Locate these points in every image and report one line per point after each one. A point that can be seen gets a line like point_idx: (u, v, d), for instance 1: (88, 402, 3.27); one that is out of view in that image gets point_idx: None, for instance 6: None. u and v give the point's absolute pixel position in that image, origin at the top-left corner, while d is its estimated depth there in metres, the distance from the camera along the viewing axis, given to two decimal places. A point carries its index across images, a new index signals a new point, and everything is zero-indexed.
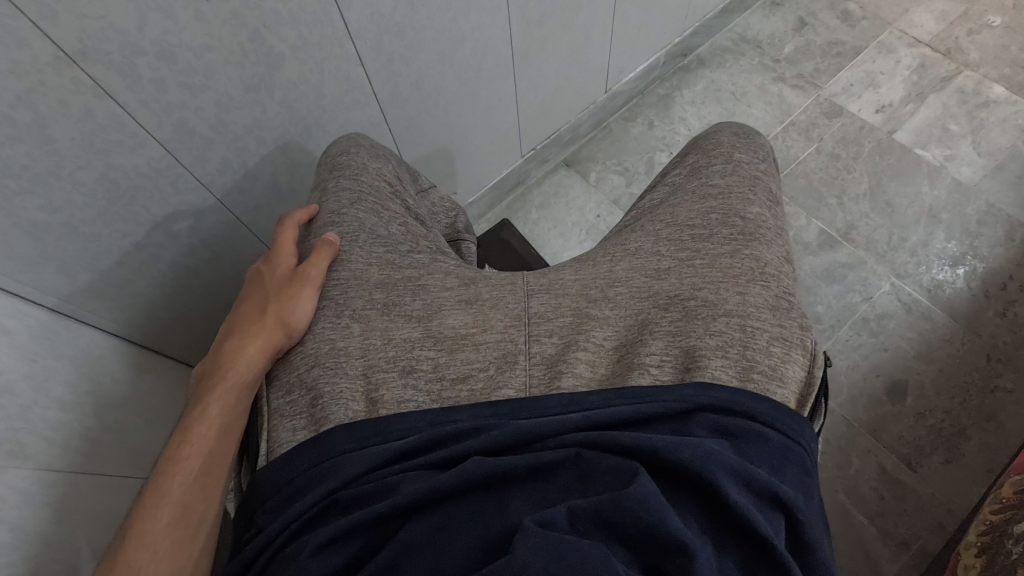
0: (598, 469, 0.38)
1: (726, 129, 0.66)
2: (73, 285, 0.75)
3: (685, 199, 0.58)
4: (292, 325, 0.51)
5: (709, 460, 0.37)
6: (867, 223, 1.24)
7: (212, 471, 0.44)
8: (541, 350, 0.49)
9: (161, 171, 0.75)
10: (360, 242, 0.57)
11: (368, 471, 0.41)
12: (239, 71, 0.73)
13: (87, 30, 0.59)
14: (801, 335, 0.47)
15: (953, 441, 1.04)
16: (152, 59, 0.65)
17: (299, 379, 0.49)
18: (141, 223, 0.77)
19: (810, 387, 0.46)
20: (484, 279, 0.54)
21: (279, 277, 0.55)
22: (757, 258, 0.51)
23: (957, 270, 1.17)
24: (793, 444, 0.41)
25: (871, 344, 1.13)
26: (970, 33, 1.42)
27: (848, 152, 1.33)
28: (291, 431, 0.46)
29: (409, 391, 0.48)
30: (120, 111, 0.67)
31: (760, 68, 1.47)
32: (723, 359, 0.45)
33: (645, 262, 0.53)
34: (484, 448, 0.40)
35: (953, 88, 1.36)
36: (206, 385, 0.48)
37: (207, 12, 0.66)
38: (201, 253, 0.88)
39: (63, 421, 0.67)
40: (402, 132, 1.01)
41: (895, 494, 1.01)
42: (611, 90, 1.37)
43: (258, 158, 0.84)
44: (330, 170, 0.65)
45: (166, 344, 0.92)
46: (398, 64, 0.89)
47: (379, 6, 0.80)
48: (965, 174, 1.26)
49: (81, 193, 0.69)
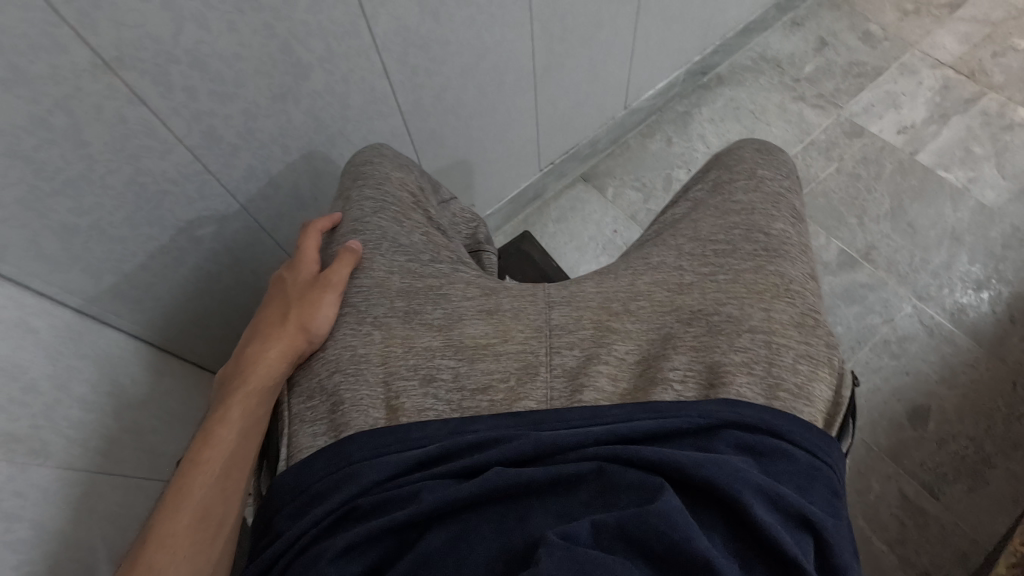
0: (621, 484, 0.37)
1: (748, 145, 0.66)
2: (98, 286, 0.76)
3: (707, 214, 0.58)
4: (313, 330, 0.51)
5: (735, 478, 0.37)
6: (888, 244, 1.23)
7: (232, 474, 0.44)
8: (562, 362, 0.49)
9: (187, 177, 0.76)
10: (381, 250, 0.57)
11: (388, 478, 0.41)
12: (268, 81, 0.75)
13: (125, 38, 0.61)
14: (828, 353, 0.47)
15: (977, 469, 1.01)
16: (186, 67, 0.67)
17: (319, 384, 0.49)
18: (165, 227, 0.79)
19: (838, 407, 0.45)
20: (505, 290, 0.54)
21: (302, 283, 0.55)
22: (782, 275, 0.50)
23: (981, 293, 1.15)
24: (820, 464, 0.41)
25: (892, 366, 1.11)
26: (995, 56, 1.41)
27: (869, 172, 1.32)
28: (311, 436, 0.46)
29: (429, 400, 0.48)
30: (152, 118, 0.68)
31: (780, 87, 1.47)
32: (748, 376, 0.45)
33: (667, 277, 0.52)
34: (506, 459, 0.40)
35: (976, 110, 1.35)
36: (228, 388, 0.49)
37: (240, 23, 0.67)
38: (223, 258, 0.89)
39: (84, 420, 0.67)
40: (423, 143, 1.02)
41: (917, 521, 0.98)
42: (630, 106, 1.38)
43: (282, 166, 0.86)
44: (354, 179, 0.66)
45: (185, 348, 0.93)
46: (421, 77, 0.91)
47: (406, 19, 0.82)
48: (989, 196, 1.25)
49: (109, 196, 0.71)
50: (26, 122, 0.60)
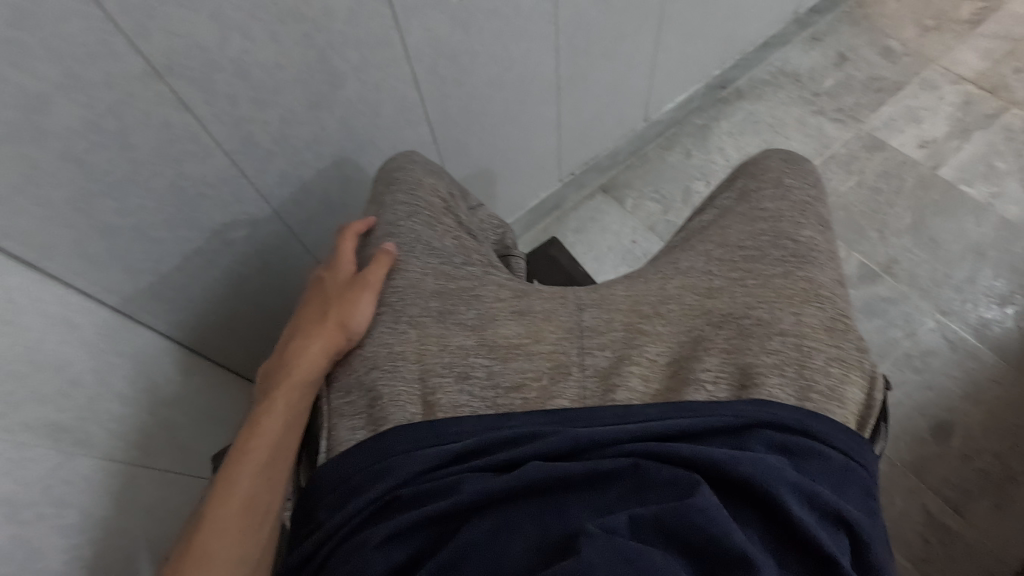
0: (658, 480, 0.38)
1: (774, 155, 0.67)
2: (136, 285, 0.79)
3: (734, 222, 0.59)
4: (351, 328, 0.52)
5: (770, 475, 0.37)
6: (910, 258, 1.22)
7: (277, 464, 0.46)
8: (594, 362, 0.50)
9: (225, 181, 0.79)
10: (416, 252, 0.59)
11: (428, 470, 0.42)
12: (305, 89, 0.77)
13: (175, 46, 0.64)
14: (859, 357, 0.47)
15: (1002, 486, 1.00)
16: (229, 75, 0.69)
17: (358, 380, 0.50)
18: (202, 229, 0.81)
19: (870, 409, 0.46)
20: (536, 292, 0.55)
21: (340, 283, 0.57)
22: (812, 281, 0.51)
23: (1005, 309, 1.14)
24: (854, 465, 0.41)
25: (915, 381, 1.10)
26: (1016, 72, 1.41)
27: (889, 187, 1.32)
28: (351, 430, 0.48)
29: (464, 397, 0.49)
30: (196, 123, 0.71)
31: (799, 101, 1.48)
32: (780, 377, 0.45)
33: (697, 281, 0.53)
34: (543, 453, 0.41)
35: (998, 125, 1.35)
36: (271, 383, 0.50)
37: (281, 33, 0.70)
38: (254, 260, 0.91)
39: (122, 414, 0.69)
40: (449, 152, 1.04)
41: (941, 538, 0.97)
42: (650, 119, 1.40)
43: (314, 172, 0.88)
44: (387, 184, 0.68)
45: (214, 349, 0.95)
46: (450, 87, 0.93)
47: (437, 31, 0.84)
48: (1012, 211, 1.24)
49: (152, 199, 0.73)
50: (79, 126, 0.63)
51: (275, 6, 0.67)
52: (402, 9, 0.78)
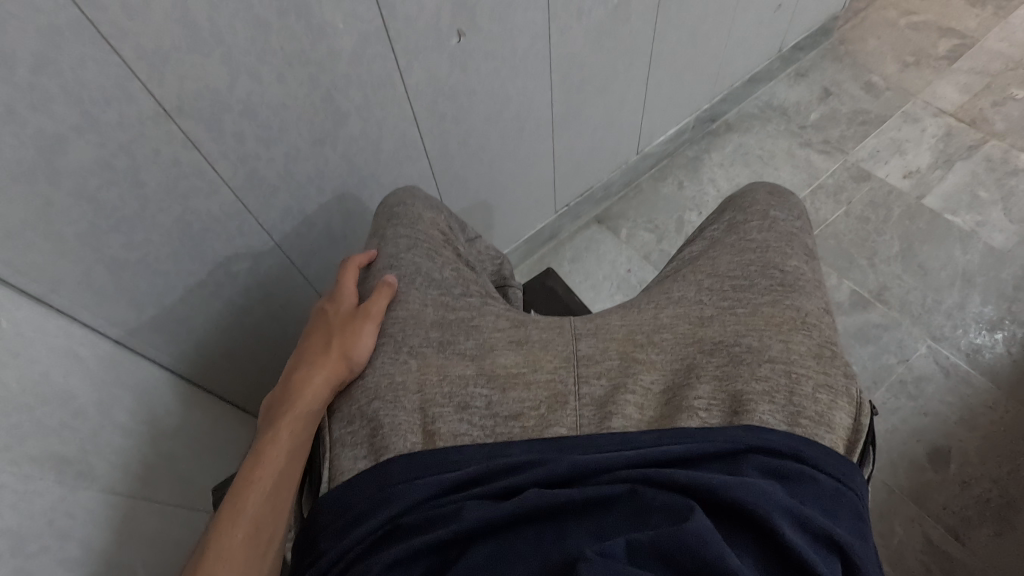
0: (654, 505, 0.39)
1: (760, 188, 0.69)
2: (139, 318, 0.80)
3: (724, 252, 0.61)
4: (353, 358, 0.54)
5: (763, 499, 0.39)
6: (899, 285, 1.25)
7: (281, 493, 0.47)
8: (590, 391, 0.51)
9: (230, 216, 0.81)
10: (416, 284, 0.60)
11: (429, 498, 0.43)
12: (310, 127, 0.80)
13: (186, 89, 0.67)
14: (846, 383, 0.48)
15: (1002, 513, 1.00)
16: (237, 114, 0.72)
17: (360, 410, 0.51)
18: (206, 262, 0.83)
19: (858, 434, 0.47)
20: (533, 322, 0.57)
21: (343, 314, 0.58)
22: (799, 309, 0.53)
23: (995, 334, 1.16)
24: (844, 488, 0.42)
25: (910, 407, 1.11)
26: (994, 105, 1.46)
27: (877, 216, 1.35)
28: (353, 459, 0.48)
29: (464, 426, 0.50)
30: (203, 161, 0.74)
31: (787, 134, 1.53)
32: (770, 404, 0.47)
33: (689, 310, 0.55)
34: (542, 480, 0.42)
35: (980, 156, 1.39)
36: (275, 413, 0.51)
37: (288, 75, 0.73)
38: (255, 292, 0.93)
39: (123, 447, 0.70)
40: (448, 186, 1.07)
41: (943, 567, 0.97)
42: (643, 151, 1.44)
43: (316, 206, 0.91)
44: (388, 219, 0.70)
45: (214, 381, 0.96)
46: (449, 124, 0.97)
47: (436, 71, 0.88)
48: (998, 239, 1.27)
49: (158, 233, 0.75)
50: (92, 164, 0.65)
51: (282, 50, 0.71)
52: (403, 51, 0.82)
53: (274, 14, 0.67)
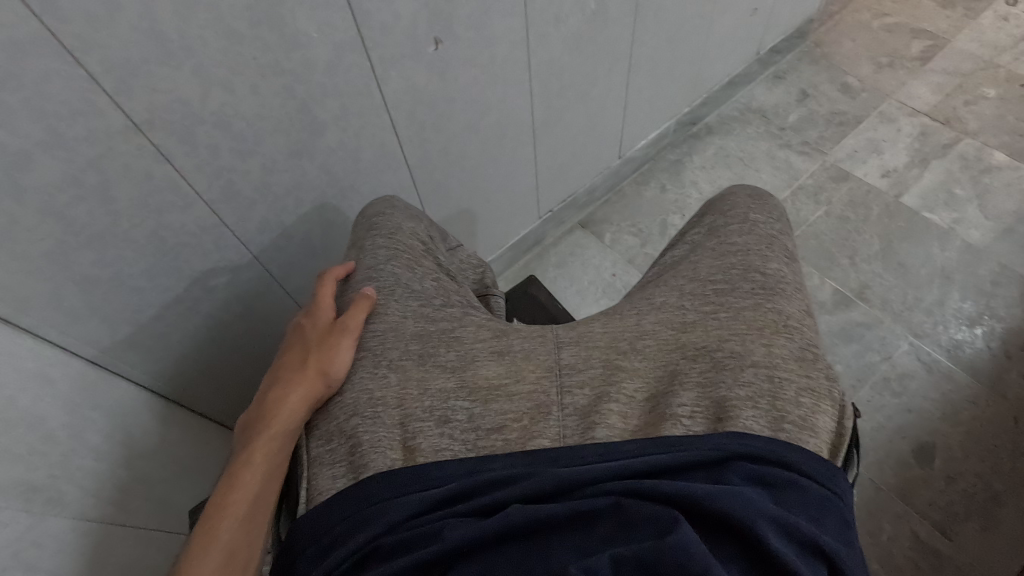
0: (639, 518, 0.38)
1: (740, 191, 0.69)
2: (113, 336, 0.78)
3: (705, 256, 0.61)
4: (331, 374, 0.52)
5: (748, 508, 0.38)
6: (880, 283, 1.26)
7: (257, 516, 0.45)
8: (573, 401, 0.50)
9: (206, 230, 0.80)
10: (395, 296, 0.59)
11: (410, 517, 0.42)
12: (286, 138, 0.79)
13: (156, 102, 0.65)
14: (828, 386, 0.48)
15: (988, 507, 1.00)
16: (210, 126, 0.71)
17: (338, 427, 0.50)
18: (181, 277, 0.81)
19: (841, 437, 0.47)
20: (515, 331, 0.56)
21: (320, 329, 0.57)
22: (780, 312, 0.53)
23: (975, 330, 1.18)
24: (829, 494, 0.42)
25: (894, 404, 1.12)
26: (967, 104, 1.49)
27: (857, 215, 1.36)
28: (331, 478, 0.47)
29: (445, 440, 0.49)
30: (177, 175, 0.72)
31: (767, 136, 1.54)
32: (754, 410, 0.46)
33: (671, 316, 0.55)
34: (525, 495, 0.41)
35: (955, 154, 1.42)
36: (251, 432, 0.50)
37: (262, 86, 0.72)
38: (234, 307, 0.91)
39: (96, 470, 0.68)
40: (429, 194, 1.06)
41: (932, 563, 0.97)
42: (624, 156, 1.44)
43: (295, 218, 0.89)
44: (367, 230, 0.69)
45: (194, 398, 0.93)
46: (429, 132, 0.96)
47: (414, 79, 0.87)
48: (975, 236, 1.29)
49: (131, 249, 0.74)
50: (60, 180, 0.63)
51: (255, 61, 0.69)
52: (380, 59, 0.81)
53: (245, 24, 0.66)
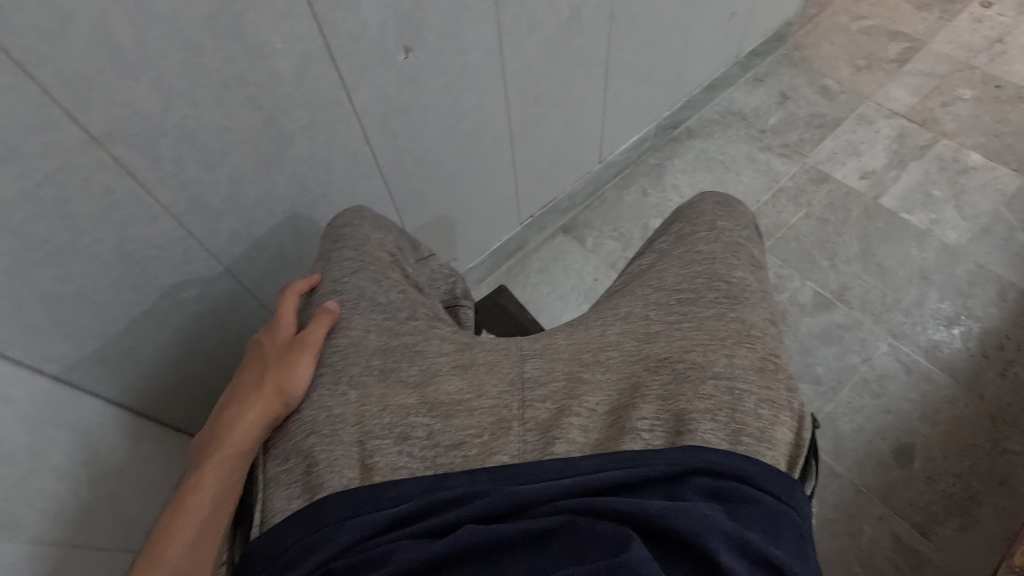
0: (592, 536, 0.38)
1: (709, 198, 0.69)
2: (79, 352, 0.76)
3: (671, 265, 0.60)
4: (289, 393, 0.52)
5: (701, 525, 0.38)
6: (860, 285, 1.27)
7: (205, 542, 0.45)
8: (534, 415, 0.50)
9: (173, 243, 0.78)
10: (359, 309, 0.59)
11: (362, 540, 0.41)
12: (253, 149, 0.78)
13: (115, 115, 0.64)
14: (788, 397, 0.48)
15: (966, 507, 1.01)
16: (173, 139, 0.70)
17: (296, 446, 0.49)
18: (149, 291, 0.80)
19: (799, 448, 0.47)
20: (479, 344, 0.56)
21: (279, 346, 0.56)
22: (743, 322, 0.52)
23: (953, 330, 1.18)
24: (784, 507, 0.42)
25: (874, 406, 1.12)
26: (944, 105, 1.50)
27: (836, 217, 1.37)
28: (286, 500, 0.47)
29: (404, 458, 0.48)
30: (139, 188, 0.71)
31: (747, 138, 1.55)
32: (713, 423, 0.46)
33: (635, 327, 0.54)
34: (478, 515, 0.41)
35: (932, 155, 1.43)
36: (204, 454, 0.49)
37: (226, 97, 0.71)
38: (206, 319, 0.90)
39: (56, 491, 0.67)
40: (405, 202, 1.05)
41: (912, 564, 0.97)
42: (605, 160, 1.44)
43: (266, 229, 0.88)
44: (334, 241, 0.68)
45: (167, 413, 0.92)
46: (402, 140, 0.95)
47: (385, 88, 0.86)
48: (952, 236, 1.30)
49: (95, 264, 0.72)
50: (15, 196, 0.62)
51: (219, 72, 0.69)
52: (349, 69, 0.80)
53: (206, 35, 0.65)
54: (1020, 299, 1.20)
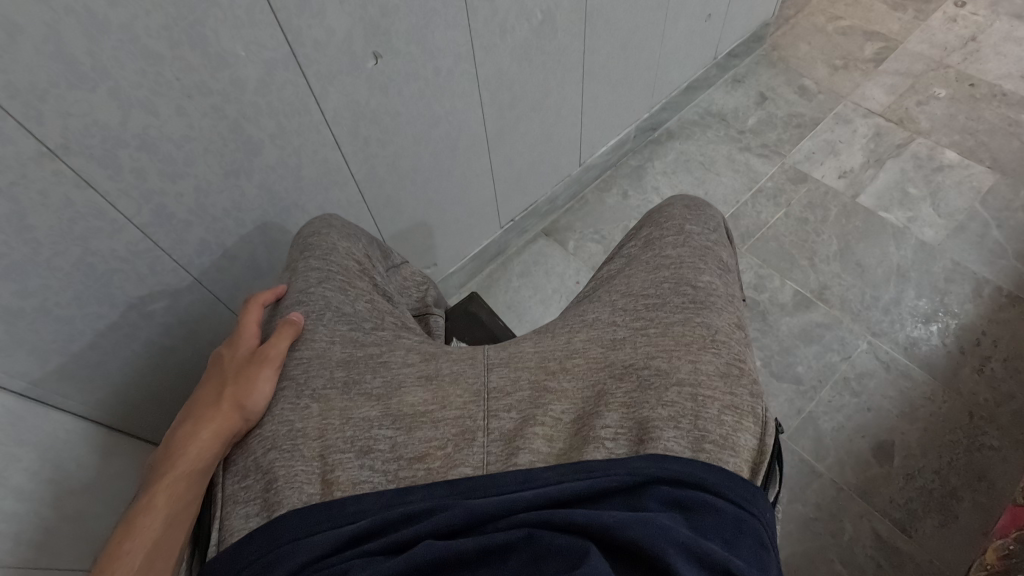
0: (551, 550, 0.38)
1: (678, 202, 0.69)
2: (44, 367, 0.75)
3: (639, 270, 0.60)
4: (248, 408, 0.51)
5: (660, 536, 0.38)
6: (839, 283, 1.27)
7: (155, 564, 0.44)
8: (499, 425, 0.49)
9: (139, 255, 0.77)
10: (324, 320, 0.57)
11: (319, 557, 0.41)
12: (219, 159, 0.77)
13: (71, 126, 0.63)
14: (752, 403, 0.48)
15: (945, 502, 1.01)
16: (134, 149, 0.69)
17: (255, 463, 0.49)
18: (116, 303, 0.78)
19: (762, 454, 0.47)
20: (445, 354, 0.55)
21: (240, 360, 0.55)
22: (709, 326, 0.52)
23: (930, 326, 1.19)
24: (745, 515, 0.42)
25: (854, 404, 1.13)
26: (919, 104, 1.52)
27: (815, 216, 1.38)
28: (244, 518, 0.46)
29: (365, 472, 0.47)
30: (101, 200, 0.70)
31: (727, 139, 1.55)
32: (675, 430, 0.46)
33: (602, 333, 0.54)
34: (436, 530, 0.41)
35: (908, 154, 1.44)
36: (158, 472, 0.48)
37: (188, 107, 0.70)
38: (177, 331, 0.88)
39: (16, 512, 0.66)
40: (381, 209, 1.05)
41: (893, 561, 0.97)
42: (585, 163, 1.44)
43: (237, 239, 0.87)
44: (301, 250, 0.66)
45: (138, 426, 0.90)
46: (374, 147, 0.94)
47: (355, 95, 0.86)
48: (928, 234, 1.31)
49: (56, 277, 0.71)
50: None
51: (179, 81, 0.68)
52: (316, 76, 0.79)
53: (163, 44, 0.64)
54: (995, 296, 1.21)
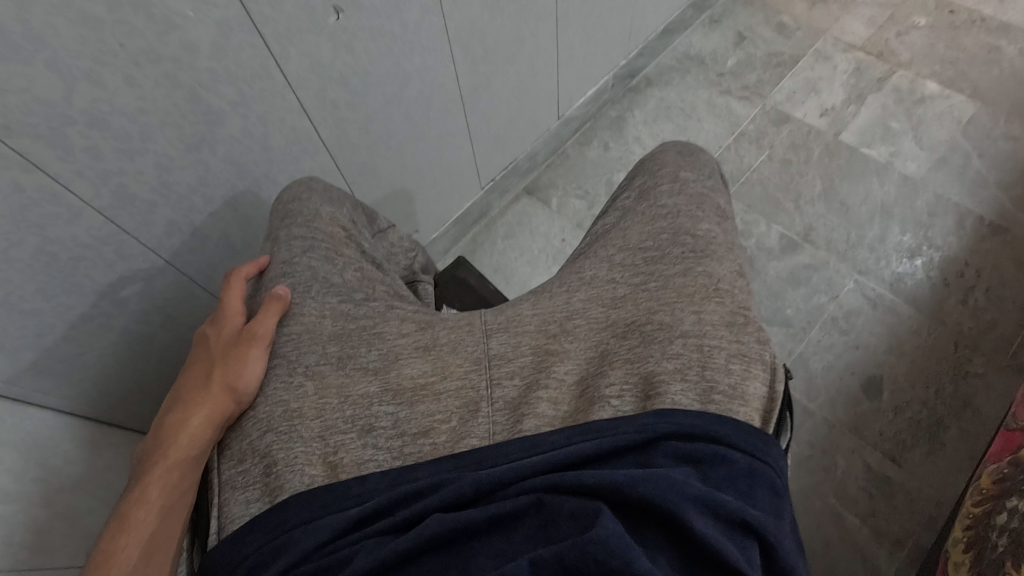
0: (561, 513, 0.37)
1: (670, 148, 0.66)
2: (16, 365, 0.71)
3: (635, 222, 0.57)
4: (239, 390, 0.49)
5: (672, 492, 0.38)
6: (824, 224, 1.27)
7: (154, 557, 0.42)
8: (502, 394, 0.48)
9: (103, 240, 0.73)
10: (312, 293, 0.54)
11: (327, 542, 0.40)
12: (178, 131, 0.72)
13: (10, 104, 0.58)
14: (759, 350, 0.47)
15: (932, 431, 1.04)
16: (84, 126, 0.64)
17: (251, 446, 0.47)
18: (85, 293, 0.74)
19: (773, 403, 0.46)
20: (441, 321, 0.52)
21: (225, 340, 0.53)
22: (711, 275, 0.50)
23: (915, 261, 1.20)
24: (759, 464, 0.41)
25: (843, 342, 1.14)
26: (899, 35, 1.48)
27: (798, 157, 1.36)
28: (244, 504, 0.44)
29: (369, 451, 0.46)
30: (54, 184, 0.65)
31: (706, 83, 1.51)
32: (682, 383, 0.45)
33: (601, 290, 0.52)
34: (444, 504, 0.39)
35: (890, 87, 1.42)
36: (148, 463, 0.46)
37: (137, 76, 0.65)
38: (154, 316, 0.85)
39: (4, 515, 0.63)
40: (356, 176, 1.00)
41: (884, 491, 1.01)
42: (564, 117, 1.39)
43: (206, 217, 0.82)
44: (282, 218, 0.62)
45: (121, 416, 0.87)
46: (344, 111, 0.89)
47: (318, 55, 0.80)
48: (911, 168, 1.30)
49: (15, 270, 0.66)
50: None
51: (123, 49, 0.62)
52: (274, 36, 0.74)
53: (102, 7, 0.58)
54: (978, 227, 1.22)
